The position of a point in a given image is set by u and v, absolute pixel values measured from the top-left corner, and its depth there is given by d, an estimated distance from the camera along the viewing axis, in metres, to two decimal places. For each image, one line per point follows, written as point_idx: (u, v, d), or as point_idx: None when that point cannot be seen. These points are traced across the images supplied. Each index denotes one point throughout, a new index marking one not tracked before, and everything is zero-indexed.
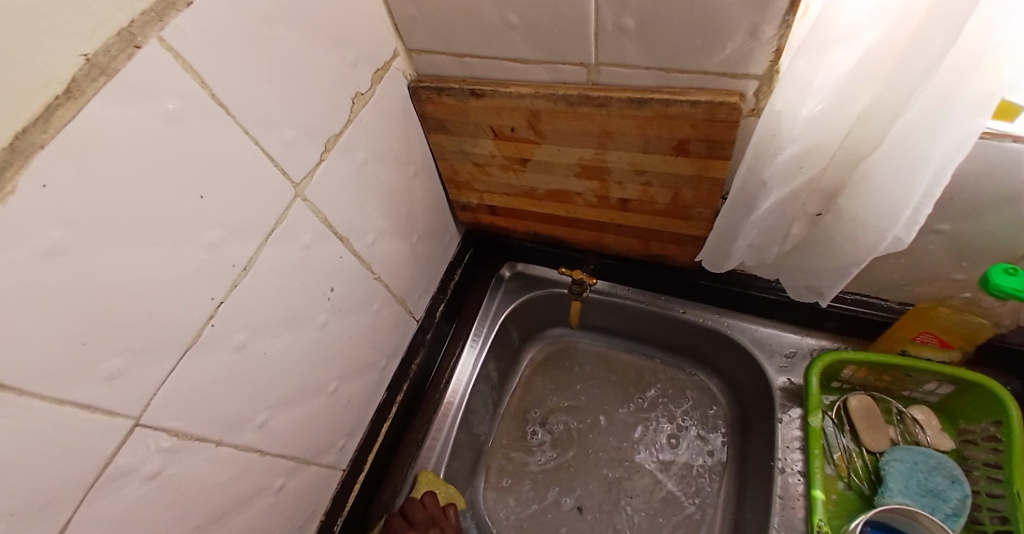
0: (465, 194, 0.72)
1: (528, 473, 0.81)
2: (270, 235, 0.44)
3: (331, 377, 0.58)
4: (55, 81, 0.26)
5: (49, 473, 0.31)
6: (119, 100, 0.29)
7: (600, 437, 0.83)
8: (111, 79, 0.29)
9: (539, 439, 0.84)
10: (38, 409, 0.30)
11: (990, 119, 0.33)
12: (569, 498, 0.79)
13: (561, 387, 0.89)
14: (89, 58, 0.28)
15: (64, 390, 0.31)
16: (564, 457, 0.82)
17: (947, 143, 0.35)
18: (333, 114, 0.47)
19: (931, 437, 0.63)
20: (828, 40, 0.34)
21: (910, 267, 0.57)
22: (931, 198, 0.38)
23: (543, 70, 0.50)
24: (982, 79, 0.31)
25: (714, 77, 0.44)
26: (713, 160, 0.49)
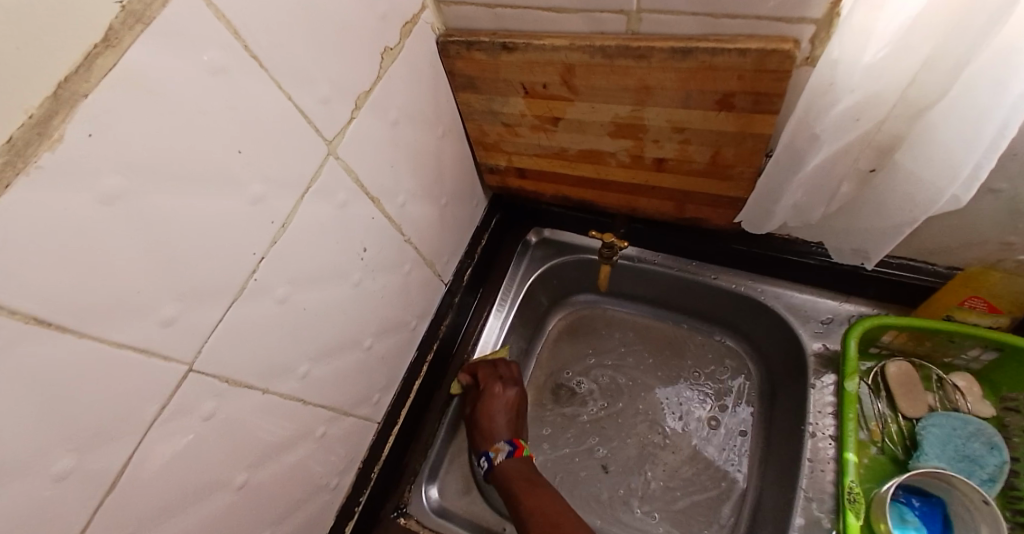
0: (493, 156, 0.70)
1: (579, 423, 0.83)
2: (306, 192, 0.43)
3: (366, 333, 0.59)
4: (94, 27, 0.25)
5: (110, 407, 0.32)
6: (161, 47, 0.29)
7: (634, 407, 0.83)
8: (148, 26, 0.27)
9: (586, 389, 0.86)
10: (93, 348, 0.30)
11: None
12: (603, 448, 0.80)
13: (600, 349, 0.89)
14: (124, 4, 0.26)
15: (117, 331, 0.31)
16: (612, 407, 0.83)
17: (1015, 93, 0.33)
18: (363, 70, 0.46)
19: (972, 404, 0.62)
20: None
21: (962, 229, 0.55)
22: (995, 152, 0.37)
23: (580, 20, 0.48)
24: None
25: (766, 22, 0.41)
26: (758, 115, 0.47)
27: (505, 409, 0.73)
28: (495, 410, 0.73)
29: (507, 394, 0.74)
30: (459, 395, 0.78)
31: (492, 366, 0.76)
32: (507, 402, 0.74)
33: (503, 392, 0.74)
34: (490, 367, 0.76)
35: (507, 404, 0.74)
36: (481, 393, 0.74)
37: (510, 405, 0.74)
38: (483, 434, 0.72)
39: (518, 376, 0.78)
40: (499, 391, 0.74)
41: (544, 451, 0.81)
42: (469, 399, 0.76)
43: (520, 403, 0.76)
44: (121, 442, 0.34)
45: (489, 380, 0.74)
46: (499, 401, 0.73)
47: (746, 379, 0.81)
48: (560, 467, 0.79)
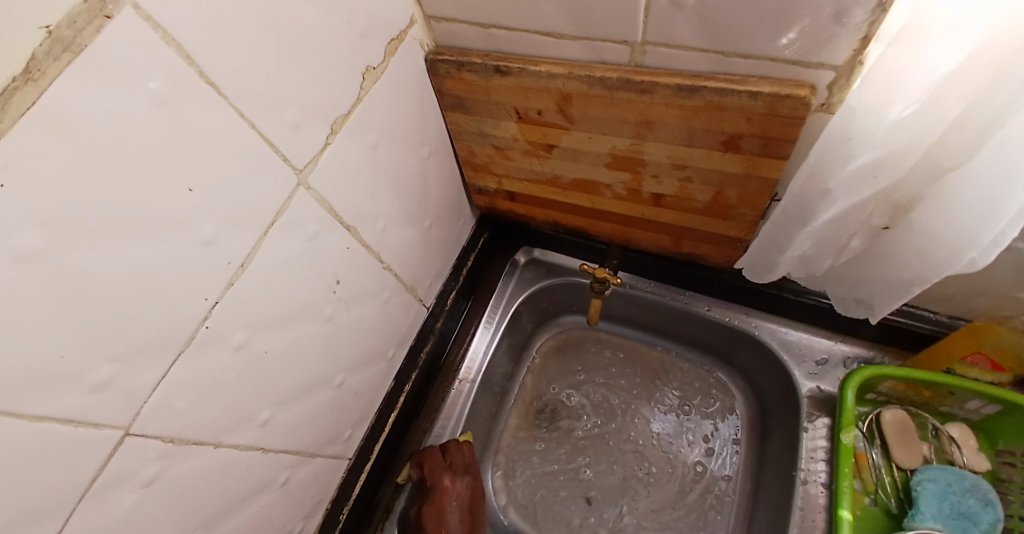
0: (482, 177, 0.66)
1: (573, 438, 0.80)
2: (270, 228, 0.39)
3: (338, 369, 0.55)
4: (14, 59, 0.21)
5: (33, 491, 0.28)
6: (92, 78, 0.24)
7: (625, 433, 0.80)
8: (77, 56, 0.23)
9: (575, 403, 0.83)
10: (13, 429, 0.26)
11: None
12: (590, 469, 0.78)
13: (591, 366, 0.86)
14: (52, 32, 0.22)
15: (45, 404, 0.27)
16: (609, 427, 0.81)
17: None
18: (341, 93, 0.42)
19: (967, 457, 0.60)
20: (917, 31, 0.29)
21: (968, 281, 0.52)
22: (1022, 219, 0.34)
23: (579, 48, 0.44)
24: None
25: (781, 64, 0.37)
26: (766, 159, 0.44)
27: (457, 507, 0.66)
28: (449, 509, 0.65)
29: (460, 488, 0.67)
30: (408, 483, 0.70)
31: (455, 450, 0.70)
32: (459, 497, 0.67)
33: (455, 486, 0.66)
34: (439, 457, 0.68)
35: (460, 498, 0.67)
36: (432, 492, 0.65)
37: (459, 499, 0.67)
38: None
39: (471, 461, 0.70)
40: (444, 510, 0.65)
41: (533, 467, 0.79)
42: (416, 497, 0.68)
43: (475, 495, 0.69)
44: (47, 526, 0.30)
45: (439, 471, 0.66)
46: (450, 501, 0.65)
47: (733, 416, 0.79)
48: (545, 495, 0.76)
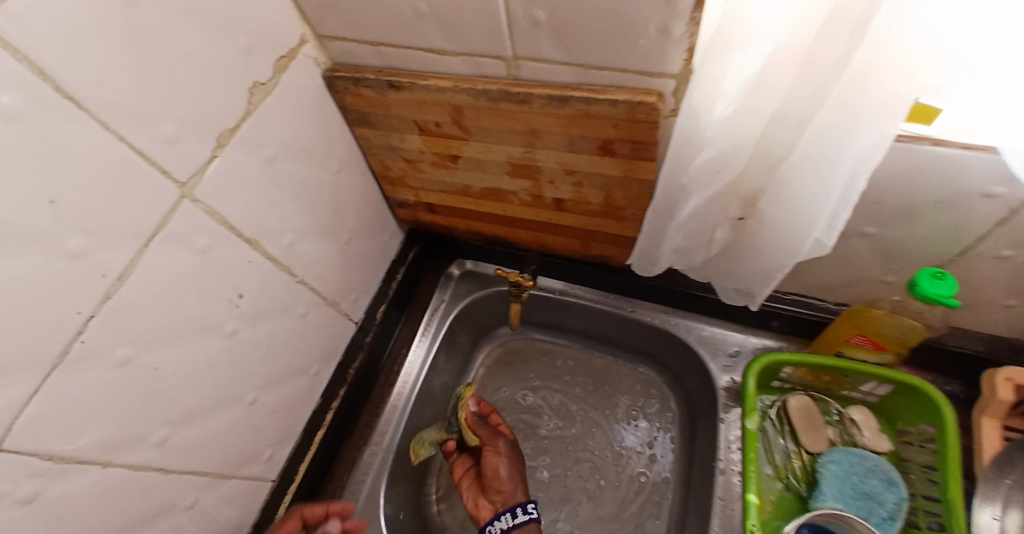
0: (400, 191, 0.68)
1: (537, 438, 0.82)
2: (151, 240, 0.39)
3: (250, 387, 0.55)
4: None
5: None
6: None
7: (582, 440, 0.81)
8: None
9: (530, 403, 0.85)
10: None
11: (903, 122, 0.31)
12: (546, 469, 0.79)
13: (543, 372, 0.88)
14: None
15: None
16: (568, 432, 0.82)
17: (862, 146, 0.33)
18: (224, 107, 0.42)
19: (868, 437, 0.63)
20: (735, 39, 0.32)
21: (842, 270, 0.56)
22: (850, 200, 0.36)
23: (462, 62, 0.47)
24: (895, 84, 0.29)
25: (632, 75, 0.41)
26: (639, 162, 0.47)
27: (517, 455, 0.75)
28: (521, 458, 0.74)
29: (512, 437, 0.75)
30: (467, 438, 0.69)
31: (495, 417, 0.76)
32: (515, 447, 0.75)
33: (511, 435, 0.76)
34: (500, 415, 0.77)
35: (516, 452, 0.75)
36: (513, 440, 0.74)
37: (514, 458, 0.71)
38: (497, 491, 0.68)
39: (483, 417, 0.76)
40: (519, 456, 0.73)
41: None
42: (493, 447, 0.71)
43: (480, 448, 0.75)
44: None
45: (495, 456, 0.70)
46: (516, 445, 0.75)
47: (670, 419, 0.81)
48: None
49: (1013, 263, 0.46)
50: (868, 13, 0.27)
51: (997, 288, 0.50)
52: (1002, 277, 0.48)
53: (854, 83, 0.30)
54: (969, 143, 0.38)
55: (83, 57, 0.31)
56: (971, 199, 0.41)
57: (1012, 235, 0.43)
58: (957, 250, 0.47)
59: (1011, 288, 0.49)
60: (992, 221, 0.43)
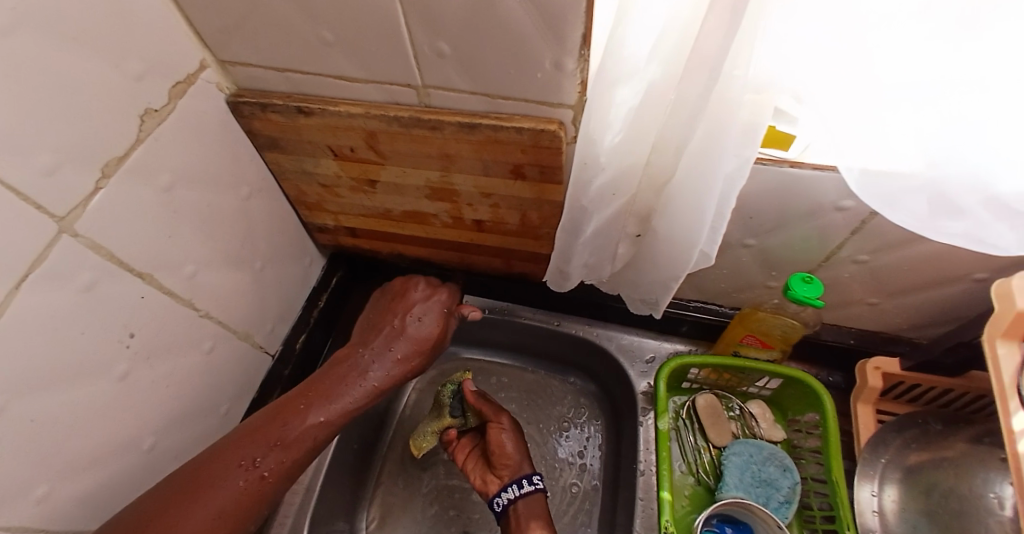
0: (317, 215, 0.67)
1: None
2: (24, 281, 0.35)
3: (147, 431, 0.51)
4: None
5: None
6: None
7: None
8: None
9: None
10: None
11: (758, 148, 0.35)
12: None
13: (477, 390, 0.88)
14: None
15: None
16: None
17: (729, 166, 0.37)
18: (112, 134, 0.40)
19: (765, 429, 0.69)
20: (616, 75, 0.36)
21: (732, 277, 0.62)
22: (724, 215, 0.41)
23: (374, 89, 0.48)
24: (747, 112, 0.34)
25: (534, 104, 0.44)
26: (548, 184, 0.50)
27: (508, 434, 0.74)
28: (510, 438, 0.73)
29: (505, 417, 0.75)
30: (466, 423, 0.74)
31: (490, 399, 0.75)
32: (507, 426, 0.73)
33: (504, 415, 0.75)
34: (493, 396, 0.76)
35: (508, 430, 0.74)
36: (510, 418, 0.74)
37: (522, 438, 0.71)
38: (506, 463, 0.68)
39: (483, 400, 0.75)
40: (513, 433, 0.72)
41: (439, 476, 0.79)
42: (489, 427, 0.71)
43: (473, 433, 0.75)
44: None
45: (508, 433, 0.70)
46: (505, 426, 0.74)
47: (598, 427, 0.83)
48: (429, 521, 0.76)
49: (869, 266, 0.54)
50: (716, 54, 0.31)
51: (860, 288, 0.58)
52: (862, 279, 0.56)
53: (716, 112, 0.35)
54: (818, 164, 0.44)
55: None
56: (829, 212, 0.48)
57: (862, 243, 0.50)
58: (822, 257, 0.54)
59: (872, 288, 0.57)
60: (849, 230, 0.49)
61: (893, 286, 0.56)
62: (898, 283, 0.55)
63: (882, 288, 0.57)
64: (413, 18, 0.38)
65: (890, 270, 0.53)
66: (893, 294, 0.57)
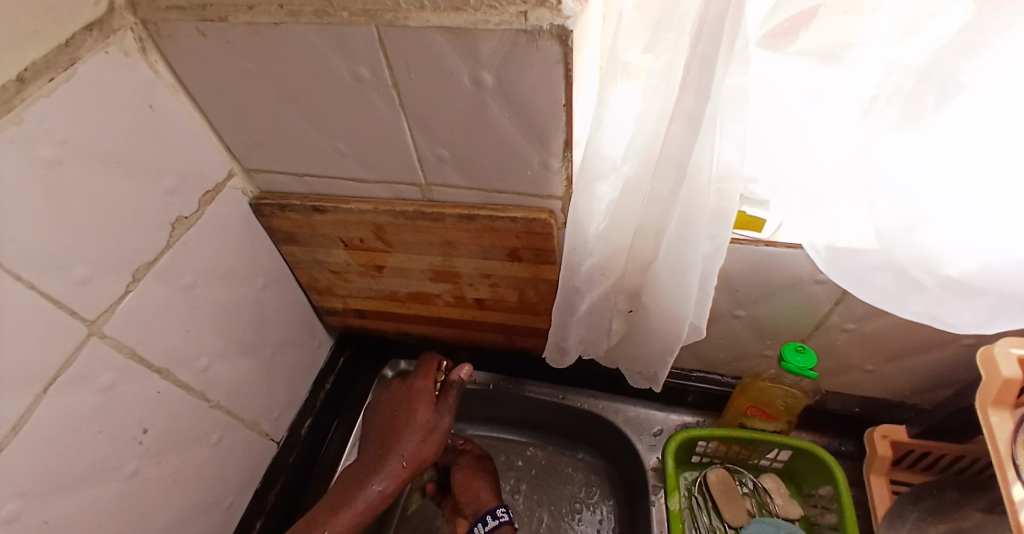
0: (328, 299, 0.70)
1: None
2: (50, 386, 0.38)
3: (150, 531, 0.51)
4: None
5: None
6: None
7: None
8: None
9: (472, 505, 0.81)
10: None
11: (731, 230, 0.39)
12: None
13: None
14: None
15: None
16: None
17: (705, 247, 0.40)
18: (145, 242, 0.44)
19: (780, 505, 0.67)
20: (595, 174, 0.40)
21: (729, 347, 0.64)
22: (707, 291, 0.44)
23: (382, 188, 0.53)
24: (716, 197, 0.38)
25: (526, 197, 0.48)
26: (543, 265, 0.54)
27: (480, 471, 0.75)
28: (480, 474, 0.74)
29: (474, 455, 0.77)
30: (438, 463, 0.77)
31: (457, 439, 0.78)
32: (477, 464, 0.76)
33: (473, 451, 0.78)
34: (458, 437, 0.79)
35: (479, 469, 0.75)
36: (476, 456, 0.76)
37: (486, 472, 0.74)
38: (469, 502, 0.71)
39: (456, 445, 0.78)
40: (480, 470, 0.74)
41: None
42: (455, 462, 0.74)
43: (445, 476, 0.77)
44: None
45: (468, 472, 0.73)
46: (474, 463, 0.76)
47: (611, 507, 0.79)
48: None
49: (860, 333, 0.55)
50: (681, 154, 0.35)
51: (855, 355, 0.59)
52: (856, 345, 0.57)
53: (686, 203, 0.39)
54: (793, 242, 0.47)
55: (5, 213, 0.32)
56: (810, 284, 0.50)
57: (848, 310, 0.52)
58: (812, 325, 0.56)
59: (867, 353, 0.58)
60: (833, 298, 0.51)
61: (887, 351, 0.57)
62: (891, 348, 0.56)
63: (877, 354, 0.58)
64: (416, 130, 0.44)
65: (881, 336, 0.54)
66: (890, 359, 0.58)
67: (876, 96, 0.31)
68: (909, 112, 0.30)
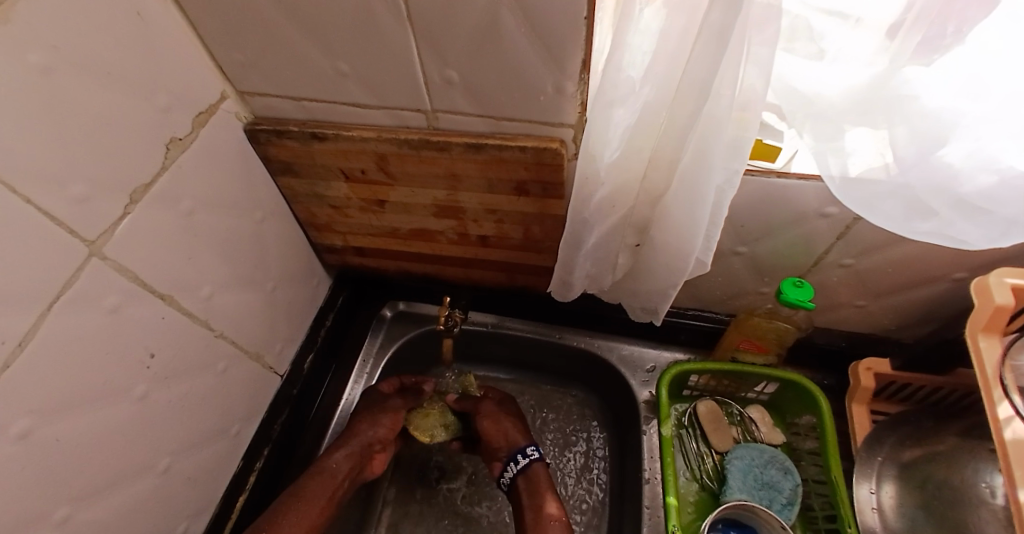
0: (327, 236, 0.69)
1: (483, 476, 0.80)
2: (55, 303, 0.37)
3: (163, 454, 0.52)
4: None
5: None
6: None
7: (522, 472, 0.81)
8: None
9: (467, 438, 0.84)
10: None
11: (746, 161, 0.38)
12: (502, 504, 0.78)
13: None
14: None
15: None
16: None
17: (718, 180, 0.40)
18: (139, 163, 0.42)
19: (765, 433, 0.71)
20: (614, 97, 0.39)
21: (726, 285, 0.65)
22: (716, 226, 0.44)
23: (384, 115, 0.51)
24: (735, 126, 0.37)
25: (536, 125, 0.47)
26: (549, 200, 0.54)
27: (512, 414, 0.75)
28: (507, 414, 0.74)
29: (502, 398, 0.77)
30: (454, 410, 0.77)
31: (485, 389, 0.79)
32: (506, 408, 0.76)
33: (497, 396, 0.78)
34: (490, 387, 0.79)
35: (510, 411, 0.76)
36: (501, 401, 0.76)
37: (511, 415, 0.74)
38: (499, 444, 0.71)
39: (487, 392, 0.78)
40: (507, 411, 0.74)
41: (456, 501, 0.78)
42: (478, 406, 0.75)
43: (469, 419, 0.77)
44: None
45: (494, 417, 0.73)
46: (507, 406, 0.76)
47: (601, 439, 0.83)
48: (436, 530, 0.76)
49: (854, 269, 0.57)
50: (706, 77, 0.34)
51: (846, 292, 0.61)
52: (848, 282, 0.59)
53: (705, 132, 0.38)
54: (805, 174, 0.47)
55: None
56: (814, 219, 0.51)
57: (846, 247, 0.53)
58: (810, 263, 0.57)
59: (858, 290, 0.60)
60: (834, 235, 0.52)
61: (877, 288, 0.59)
62: (882, 285, 0.58)
63: (867, 290, 0.59)
64: (424, 49, 0.42)
65: (874, 273, 0.56)
66: (879, 296, 0.60)
67: (903, 19, 0.32)
68: (930, 47, 0.32)
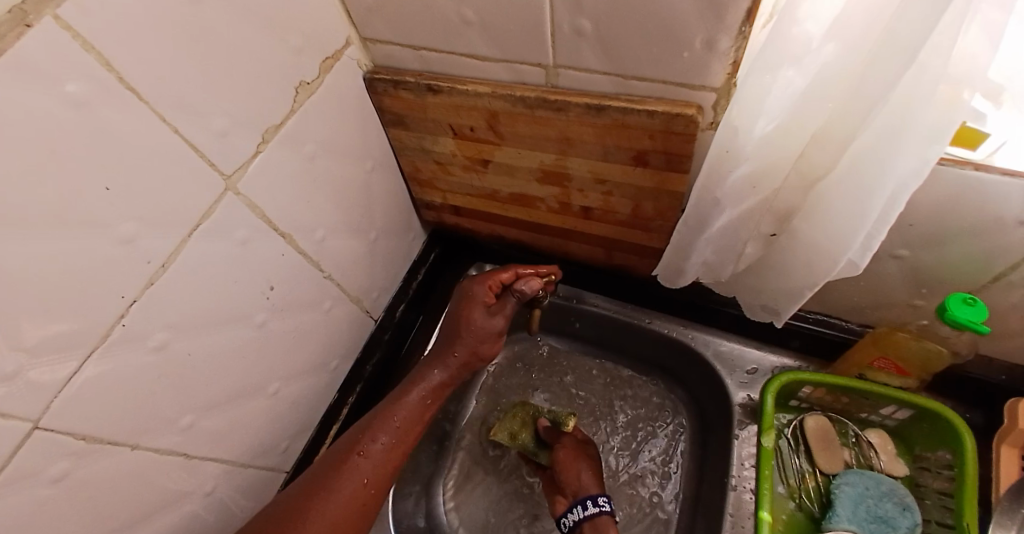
0: (428, 192, 0.69)
1: None
2: (195, 230, 0.40)
3: (273, 378, 0.56)
4: None
5: None
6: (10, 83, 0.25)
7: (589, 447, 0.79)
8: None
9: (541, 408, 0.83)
10: None
11: (947, 149, 0.30)
12: None
13: (549, 374, 0.85)
14: None
15: None
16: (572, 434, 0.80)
17: (902, 169, 0.32)
18: (272, 104, 0.43)
19: (885, 462, 0.62)
20: (781, 58, 0.33)
21: (868, 290, 0.56)
22: (885, 224, 0.36)
23: (501, 69, 0.47)
24: (938, 106, 0.29)
25: (672, 87, 0.42)
26: (670, 174, 0.48)
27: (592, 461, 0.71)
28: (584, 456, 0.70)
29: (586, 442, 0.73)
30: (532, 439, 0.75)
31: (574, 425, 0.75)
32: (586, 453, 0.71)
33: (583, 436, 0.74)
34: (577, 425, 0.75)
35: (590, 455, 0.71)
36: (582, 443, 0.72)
37: (590, 457, 0.70)
38: (570, 484, 0.67)
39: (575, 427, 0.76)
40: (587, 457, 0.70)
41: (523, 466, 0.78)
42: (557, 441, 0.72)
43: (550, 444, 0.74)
44: None
45: (571, 455, 0.69)
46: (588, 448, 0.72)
47: (679, 432, 0.78)
48: (499, 523, 0.74)
49: None
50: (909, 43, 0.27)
51: None
52: None
53: (896, 108, 0.30)
54: (1014, 171, 0.37)
55: (144, 46, 0.31)
56: (1015, 227, 0.41)
57: None
58: (985, 279, 0.47)
59: None
60: None
61: None
62: None
63: None
64: None
65: None
66: None
67: None
68: None
